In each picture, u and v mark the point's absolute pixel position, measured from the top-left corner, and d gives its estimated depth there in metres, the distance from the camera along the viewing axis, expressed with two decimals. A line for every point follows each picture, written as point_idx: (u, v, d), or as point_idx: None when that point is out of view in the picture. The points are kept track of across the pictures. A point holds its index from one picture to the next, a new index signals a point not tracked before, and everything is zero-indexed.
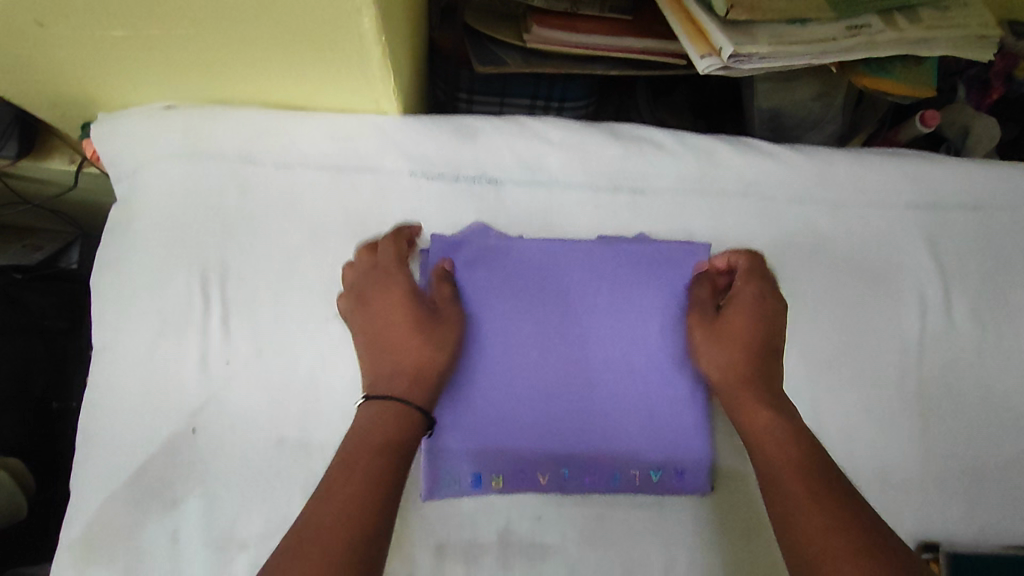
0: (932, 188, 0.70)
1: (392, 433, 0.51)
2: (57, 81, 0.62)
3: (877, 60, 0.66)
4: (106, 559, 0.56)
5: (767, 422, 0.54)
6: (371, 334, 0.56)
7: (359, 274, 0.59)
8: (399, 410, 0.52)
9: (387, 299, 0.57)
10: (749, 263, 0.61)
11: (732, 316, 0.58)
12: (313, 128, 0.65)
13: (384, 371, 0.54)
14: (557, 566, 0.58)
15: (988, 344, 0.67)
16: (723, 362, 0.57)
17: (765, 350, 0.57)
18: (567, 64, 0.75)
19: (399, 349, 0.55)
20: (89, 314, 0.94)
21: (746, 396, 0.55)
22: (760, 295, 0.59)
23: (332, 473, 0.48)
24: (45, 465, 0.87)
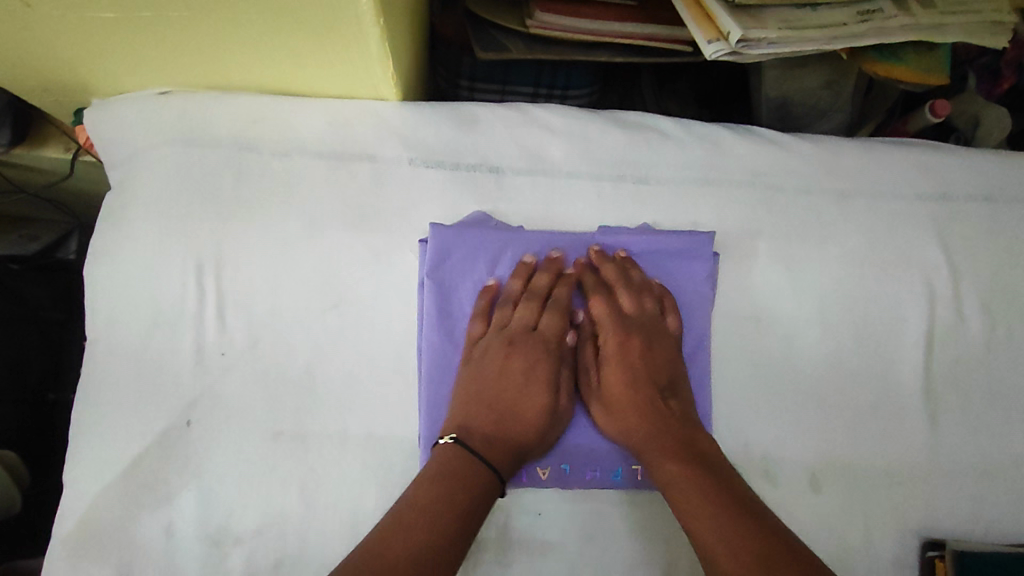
0: (944, 178, 0.69)
1: (462, 490, 0.50)
2: (47, 66, 0.61)
3: (888, 46, 0.65)
4: (100, 553, 0.55)
5: (677, 470, 0.52)
6: (490, 383, 0.56)
7: (517, 322, 0.58)
8: (476, 471, 0.52)
9: (530, 367, 0.57)
10: (601, 294, 0.60)
11: (606, 381, 0.58)
12: (311, 114, 0.64)
13: (484, 426, 0.55)
14: (557, 561, 0.58)
15: (999, 338, 0.66)
16: (621, 410, 0.57)
17: (652, 398, 0.57)
18: (571, 50, 0.73)
19: (509, 412, 0.55)
20: (84, 307, 0.93)
21: (651, 449, 0.54)
22: (624, 342, 0.58)
23: (383, 523, 0.48)
24: (38, 457, 0.86)
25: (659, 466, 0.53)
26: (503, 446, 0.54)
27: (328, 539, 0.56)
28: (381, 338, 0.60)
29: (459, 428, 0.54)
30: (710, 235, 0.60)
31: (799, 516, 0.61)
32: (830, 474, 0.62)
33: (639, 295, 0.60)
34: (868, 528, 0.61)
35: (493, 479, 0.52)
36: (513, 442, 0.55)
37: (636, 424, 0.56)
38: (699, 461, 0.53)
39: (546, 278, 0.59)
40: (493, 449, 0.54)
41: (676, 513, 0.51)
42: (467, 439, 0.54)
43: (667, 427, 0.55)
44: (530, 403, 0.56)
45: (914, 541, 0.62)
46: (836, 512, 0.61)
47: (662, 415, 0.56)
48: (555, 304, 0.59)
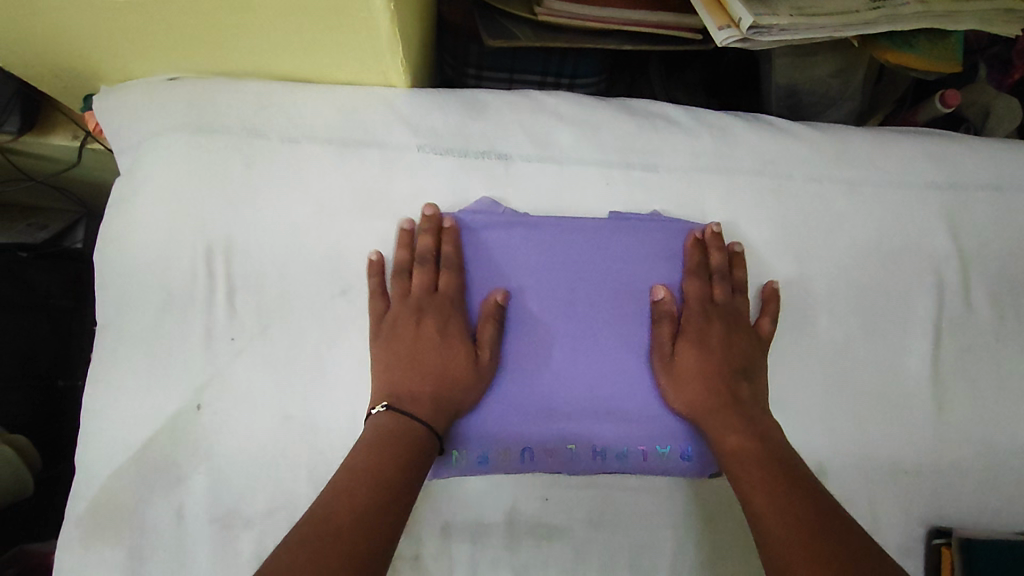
0: (954, 168, 0.68)
1: (400, 452, 0.52)
2: (57, 52, 0.61)
3: (900, 34, 0.64)
4: (112, 534, 0.55)
5: (739, 446, 0.55)
6: (404, 349, 0.57)
7: (417, 288, 0.59)
8: (413, 430, 0.53)
9: (442, 326, 0.58)
10: (699, 275, 0.61)
11: (686, 353, 0.59)
12: (319, 100, 0.64)
13: (413, 389, 0.56)
14: (564, 546, 0.58)
15: (1007, 327, 0.66)
16: (688, 383, 0.58)
17: (728, 376, 0.58)
18: (580, 37, 0.73)
19: (435, 370, 0.57)
20: (92, 293, 0.93)
21: (715, 422, 0.57)
22: (706, 323, 0.60)
23: (340, 476, 0.50)
24: (48, 442, 0.87)
25: (721, 436, 0.56)
26: (432, 402, 0.56)
27: None
28: None
29: (390, 396, 0.56)
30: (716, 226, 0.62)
31: None
32: (836, 462, 0.62)
33: (731, 290, 0.62)
34: (873, 517, 0.62)
35: (426, 434, 0.54)
36: (444, 395, 0.56)
37: (700, 397, 0.58)
38: (762, 436, 0.55)
39: (431, 238, 0.60)
40: (423, 407, 0.55)
41: (732, 478, 0.54)
42: (399, 404, 0.55)
43: (733, 406, 0.57)
44: (451, 360, 0.57)
45: (920, 529, 0.62)
46: (842, 499, 0.62)
47: (733, 395, 0.58)
48: (442, 262, 0.60)
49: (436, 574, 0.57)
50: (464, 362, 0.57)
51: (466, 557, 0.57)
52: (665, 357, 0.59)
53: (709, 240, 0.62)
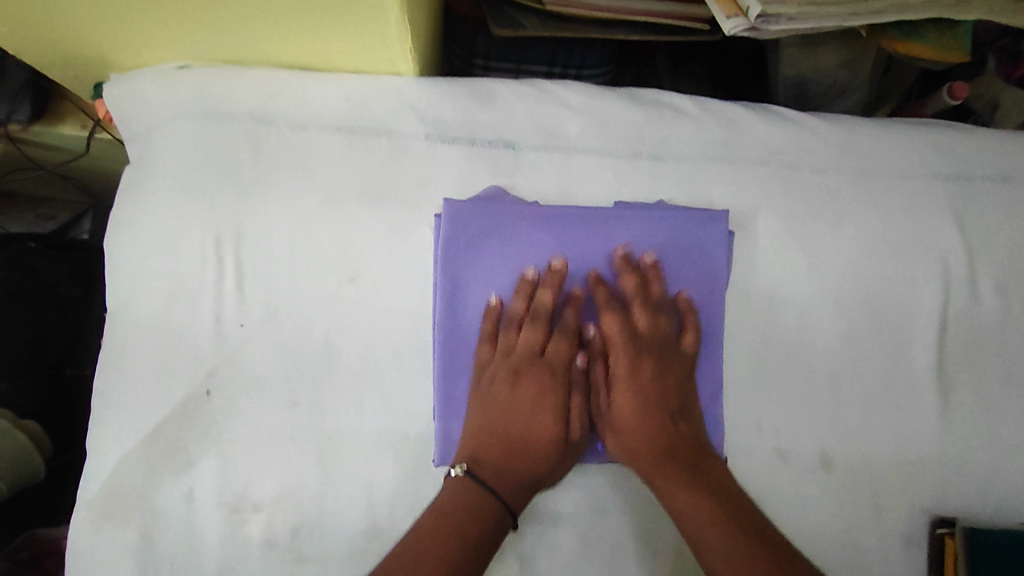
0: (962, 159, 0.68)
1: (474, 522, 0.50)
2: (69, 40, 0.61)
3: (909, 23, 0.64)
4: (123, 516, 0.56)
5: (689, 498, 0.52)
6: (498, 411, 0.55)
7: (523, 347, 0.56)
8: (487, 506, 0.51)
9: (539, 393, 0.56)
10: (613, 307, 0.57)
11: (623, 404, 0.55)
12: (327, 88, 0.64)
13: (496, 461, 0.54)
14: (569, 532, 0.59)
15: (1014, 319, 0.66)
16: (627, 432, 0.55)
17: (667, 420, 0.55)
18: (587, 27, 0.73)
19: (532, 448, 0.55)
20: (102, 282, 0.93)
21: (658, 475, 0.53)
22: (634, 360, 0.55)
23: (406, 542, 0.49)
24: (58, 429, 0.88)
25: (670, 489, 0.53)
26: (513, 477, 0.54)
27: (346, 507, 0.58)
28: (397, 311, 0.60)
29: (469, 459, 0.54)
30: (726, 214, 0.61)
31: (809, 492, 0.61)
32: (840, 451, 0.62)
33: (653, 311, 0.57)
34: (877, 507, 0.62)
35: (504, 516, 0.52)
36: (529, 472, 0.54)
37: (643, 446, 0.54)
38: (713, 483, 0.52)
39: (550, 295, 0.57)
40: (507, 485, 0.53)
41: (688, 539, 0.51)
42: (478, 472, 0.53)
43: (674, 451, 0.54)
44: (541, 435, 0.55)
45: (924, 519, 0.62)
46: (845, 488, 0.62)
47: (672, 438, 0.54)
48: (566, 327, 0.57)
49: None
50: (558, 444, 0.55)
51: None
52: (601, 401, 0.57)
53: (620, 265, 0.59)
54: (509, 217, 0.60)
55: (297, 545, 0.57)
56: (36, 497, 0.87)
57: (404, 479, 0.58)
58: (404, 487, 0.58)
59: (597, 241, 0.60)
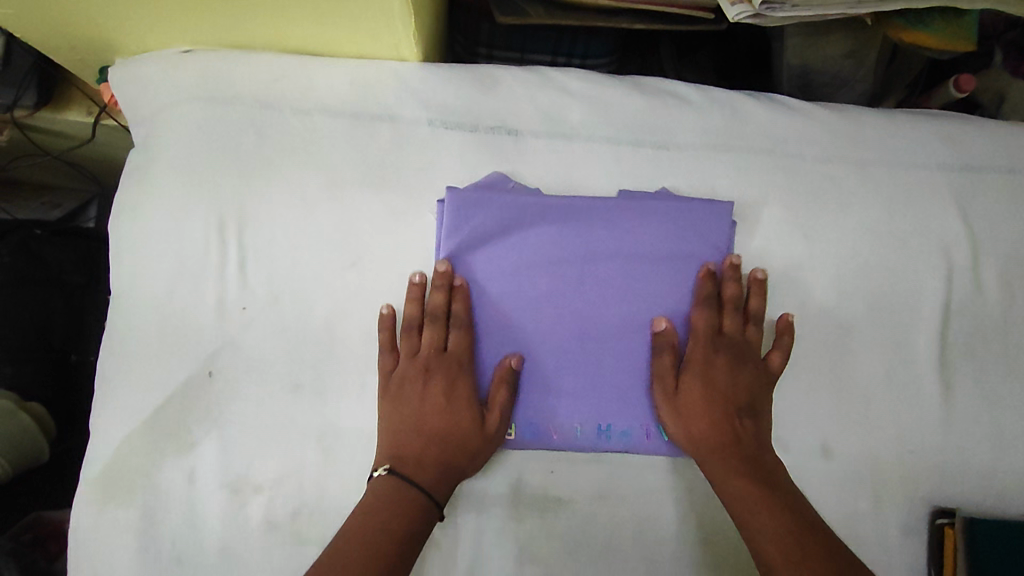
0: (967, 149, 0.68)
1: (394, 519, 0.53)
2: (74, 24, 0.62)
3: (914, 12, 0.64)
4: (125, 496, 0.57)
5: (745, 486, 0.55)
6: (410, 411, 0.58)
7: (426, 347, 0.59)
8: (412, 499, 0.54)
9: (450, 388, 0.59)
10: (707, 306, 0.60)
11: (692, 389, 0.59)
12: (331, 74, 0.64)
13: (415, 453, 0.57)
14: (568, 517, 0.59)
15: (1017, 311, 0.65)
16: (690, 422, 0.58)
17: (729, 412, 0.58)
18: (591, 16, 0.73)
19: (447, 437, 0.57)
20: (106, 270, 0.93)
21: (717, 460, 0.57)
22: (713, 355, 0.60)
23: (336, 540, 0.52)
24: (63, 415, 0.89)
25: (728, 476, 0.56)
26: (434, 464, 0.56)
27: (345, 490, 0.58)
28: (398, 296, 0.61)
29: (392, 458, 0.56)
30: (730, 206, 0.60)
31: (808, 481, 0.61)
32: (840, 441, 0.62)
33: (743, 322, 0.62)
34: (876, 497, 0.62)
35: (427, 505, 0.55)
36: (447, 463, 0.57)
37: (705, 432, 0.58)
38: (767, 473, 0.56)
39: (442, 296, 0.59)
40: (429, 475, 0.56)
41: (739, 522, 0.55)
42: (400, 468, 0.56)
43: (739, 441, 0.57)
44: (457, 424, 0.57)
45: (923, 509, 0.62)
46: (844, 478, 0.62)
47: (738, 433, 0.58)
48: (454, 319, 0.59)
49: (441, 542, 0.58)
50: (472, 427, 0.57)
51: (470, 526, 0.58)
52: (667, 390, 0.59)
53: (728, 271, 0.61)
54: (507, 208, 0.60)
55: (297, 527, 0.57)
56: (42, 479, 0.88)
57: None
58: None
59: (606, 232, 0.60)
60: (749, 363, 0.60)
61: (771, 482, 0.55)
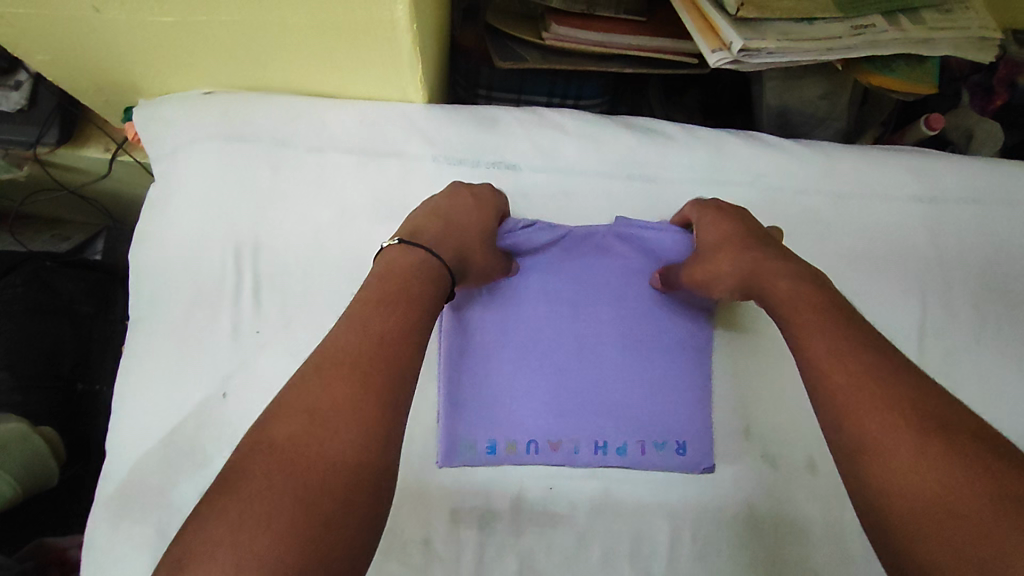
0: (935, 182, 0.73)
1: (414, 275, 0.54)
2: (104, 70, 0.66)
3: (881, 58, 0.69)
4: (140, 513, 0.59)
5: (787, 287, 0.55)
6: (439, 208, 0.61)
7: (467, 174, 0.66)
8: (428, 265, 0.55)
9: (479, 197, 0.63)
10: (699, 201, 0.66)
11: (715, 238, 0.62)
12: (341, 113, 0.69)
13: (434, 232, 0.59)
14: (567, 532, 0.61)
15: (987, 333, 0.70)
16: (719, 264, 0.61)
17: (752, 239, 0.60)
18: (583, 61, 0.79)
19: (460, 232, 0.60)
20: (113, 302, 1.03)
21: (760, 276, 0.57)
22: (721, 207, 0.64)
23: (353, 308, 0.51)
24: (77, 442, 0.94)
25: (770, 283, 0.56)
26: (449, 245, 0.58)
27: None
28: None
29: (405, 235, 0.58)
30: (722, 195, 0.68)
31: (797, 494, 0.64)
32: (826, 457, 0.66)
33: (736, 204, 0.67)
34: None
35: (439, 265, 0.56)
36: (459, 250, 0.59)
37: (733, 273, 0.59)
38: (815, 279, 0.55)
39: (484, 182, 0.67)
40: (444, 249, 0.58)
41: (787, 325, 0.53)
42: (414, 240, 0.57)
43: (770, 258, 0.58)
44: (474, 223, 0.61)
45: None
46: (832, 493, 0.65)
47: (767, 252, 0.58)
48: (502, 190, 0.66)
49: (446, 559, 0.60)
50: (483, 238, 0.61)
51: (473, 544, 0.60)
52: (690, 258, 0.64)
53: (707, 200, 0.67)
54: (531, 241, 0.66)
55: None
56: (57, 505, 0.91)
57: (407, 481, 0.61)
58: (406, 489, 0.61)
59: (619, 252, 0.67)
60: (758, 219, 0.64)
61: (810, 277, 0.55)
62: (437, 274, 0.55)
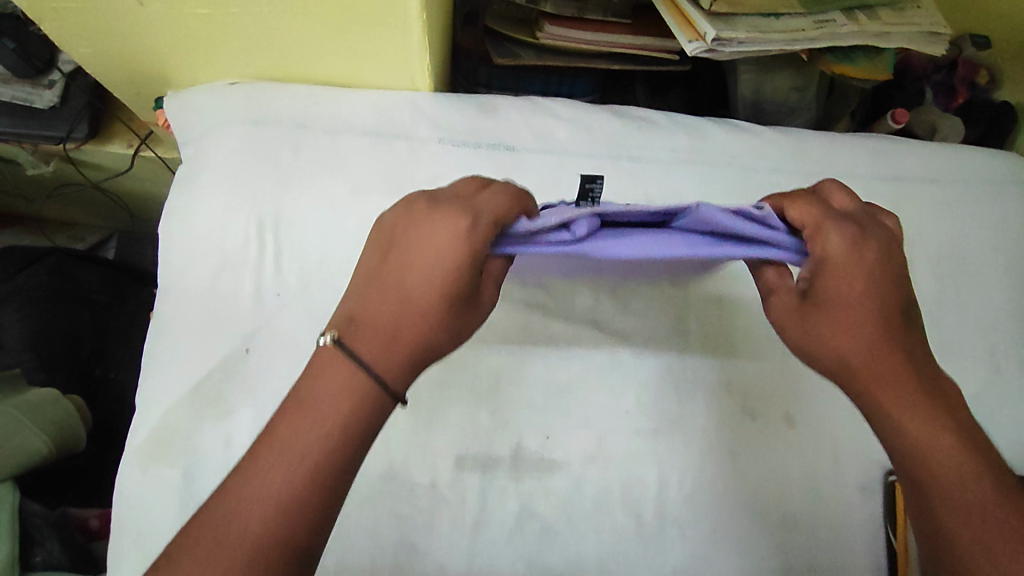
0: (895, 163, 0.80)
1: (339, 397, 0.46)
2: (139, 61, 0.73)
3: (842, 50, 0.76)
4: (169, 457, 0.64)
5: (920, 418, 0.49)
6: (391, 278, 0.50)
7: (447, 200, 0.51)
8: (363, 379, 0.47)
9: (440, 258, 0.48)
10: (840, 227, 0.51)
11: (828, 282, 0.50)
12: (354, 101, 0.76)
13: (380, 327, 0.48)
14: (563, 476, 0.67)
15: (947, 297, 0.76)
16: (850, 349, 0.50)
17: (889, 325, 0.50)
18: (575, 58, 0.86)
19: (414, 316, 0.49)
20: (127, 293, 1.10)
21: (887, 394, 0.50)
22: (862, 255, 0.50)
23: (287, 410, 0.46)
24: (101, 427, 0.99)
25: (900, 406, 0.50)
26: (395, 343, 0.48)
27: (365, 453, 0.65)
28: None
29: (345, 327, 0.49)
30: (860, 214, 0.53)
31: (774, 445, 0.70)
32: (800, 412, 0.71)
33: (866, 215, 0.53)
34: (835, 458, 0.70)
35: (369, 381, 0.47)
36: (409, 345, 0.48)
37: (847, 359, 0.51)
38: (941, 394, 0.51)
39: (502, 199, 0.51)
40: (385, 355, 0.48)
41: (915, 466, 0.49)
42: (353, 339, 0.48)
43: (901, 364, 0.50)
44: (426, 304, 0.48)
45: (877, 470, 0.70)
46: (807, 444, 0.70)
47: (899, 355, 0.50)
48: (472, 203, 0.50)
49: (451, 500, 0.65)
50: (449, 319, 0.49)
51: (476, 486, 0.65)
52: (800, 303, 0.52)
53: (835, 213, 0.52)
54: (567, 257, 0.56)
55: None
56: (80, 480, 0.94)
57: (415, 430, 0.66)
58: (415, 436, 0.66)
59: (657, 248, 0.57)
60: (896, 254, 0.51)
61: (938, 398, 0.50)
62: (366, 396, 0.47)
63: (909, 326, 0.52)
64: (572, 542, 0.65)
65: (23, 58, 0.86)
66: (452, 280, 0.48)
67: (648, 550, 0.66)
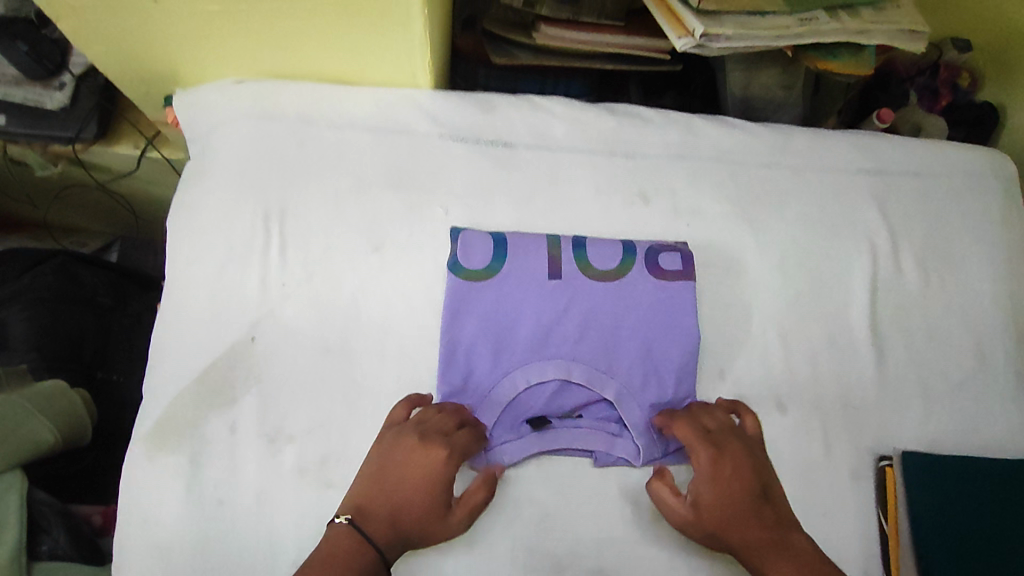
0: (880, 158, 0.83)
1: (354, 566, 0.56)
2: (150, 59, 0.76)
3: (825, 46, 0.79)
4: (174, 445, 0.65)
5: (783, 574, 0.59)
6: (390, 474, 0.62)
7: (434, 423, 0.64)
8: (369, 557, 0.57)
9: (431, 471, 0.61)
10: (700, 440, 0.65)
11: (697, 493, 0.63)
12: (356, 97, 0.78)
13: (384, 514, 0.60)
14: (561, 462, 0.68)
15: (931, 286, 0.79)
16: (720, 522, 0.62)
17: (752, 504, 0.62)
18: (571, 58, 0.89)
19: (404, 506, 0.60)
20: (130, 298, 1.11)
21: (751, 554, 0.61)
22: (721, 458, 0.64)
23: (307, 568, 0.56)
24: (106, 432, 1.00)
25: (767, 566, 0.60)
26: (396, 531, 0.60)
27: (368, 439, 0.67)
28: (411, 273, 0.72)
29: (354, 509, 0.60)
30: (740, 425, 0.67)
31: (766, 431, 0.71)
32: (793, 399, 0.73)
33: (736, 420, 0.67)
34: (827, 443, 0.72)
35: (375, 567, 0.57)
36: (407, 533, 0.60)
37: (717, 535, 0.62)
38: (800, 543, 0.61)
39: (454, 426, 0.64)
40: (389, 544, 0.59)
41: None
42: (362, 522, 0.59)
43: (762, 527, 0.61)
44: (421, 511, 0.61)
45: (867, 454, 0.72)
46: (799, 429, 0.72)
47: (760, 521, 0.62)
48: (452, 443, 0.63)
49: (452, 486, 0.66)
50: (435, 524, 0.61)
51: (477, 471, 0.67)
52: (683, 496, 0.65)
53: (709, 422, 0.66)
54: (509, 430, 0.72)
55: (325, 472, 0.66)
56: (84, 480, 0.95)
57: None
58: None
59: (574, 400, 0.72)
60: (760, 457, 0.66)
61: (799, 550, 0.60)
62: (373, 572, 0.57)
63: (774, 506, 0.63)
64: (571, 526, 0.66)
65: (36, 61, 0.88)
66: (438, 490, 0.61)
67: (645, 535, 0.67)
